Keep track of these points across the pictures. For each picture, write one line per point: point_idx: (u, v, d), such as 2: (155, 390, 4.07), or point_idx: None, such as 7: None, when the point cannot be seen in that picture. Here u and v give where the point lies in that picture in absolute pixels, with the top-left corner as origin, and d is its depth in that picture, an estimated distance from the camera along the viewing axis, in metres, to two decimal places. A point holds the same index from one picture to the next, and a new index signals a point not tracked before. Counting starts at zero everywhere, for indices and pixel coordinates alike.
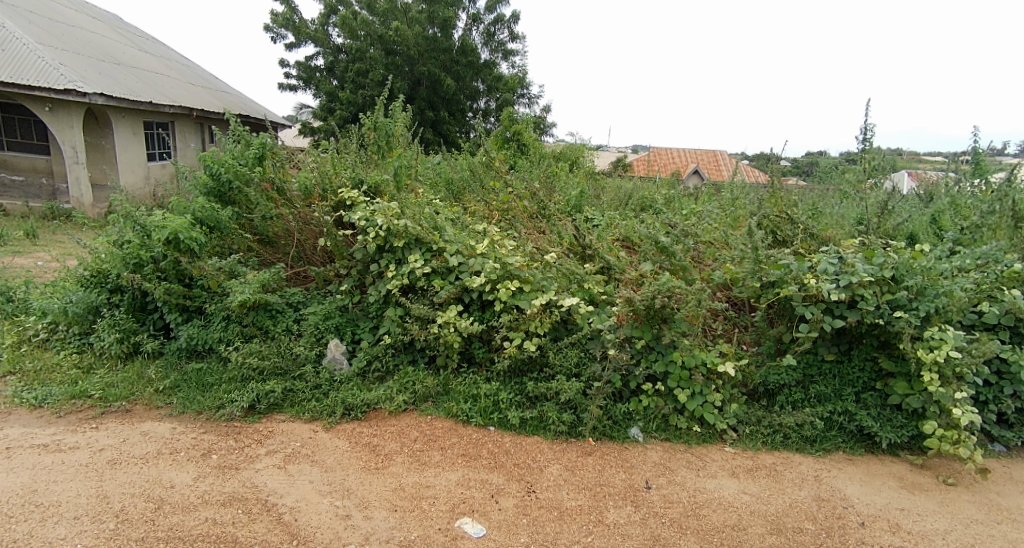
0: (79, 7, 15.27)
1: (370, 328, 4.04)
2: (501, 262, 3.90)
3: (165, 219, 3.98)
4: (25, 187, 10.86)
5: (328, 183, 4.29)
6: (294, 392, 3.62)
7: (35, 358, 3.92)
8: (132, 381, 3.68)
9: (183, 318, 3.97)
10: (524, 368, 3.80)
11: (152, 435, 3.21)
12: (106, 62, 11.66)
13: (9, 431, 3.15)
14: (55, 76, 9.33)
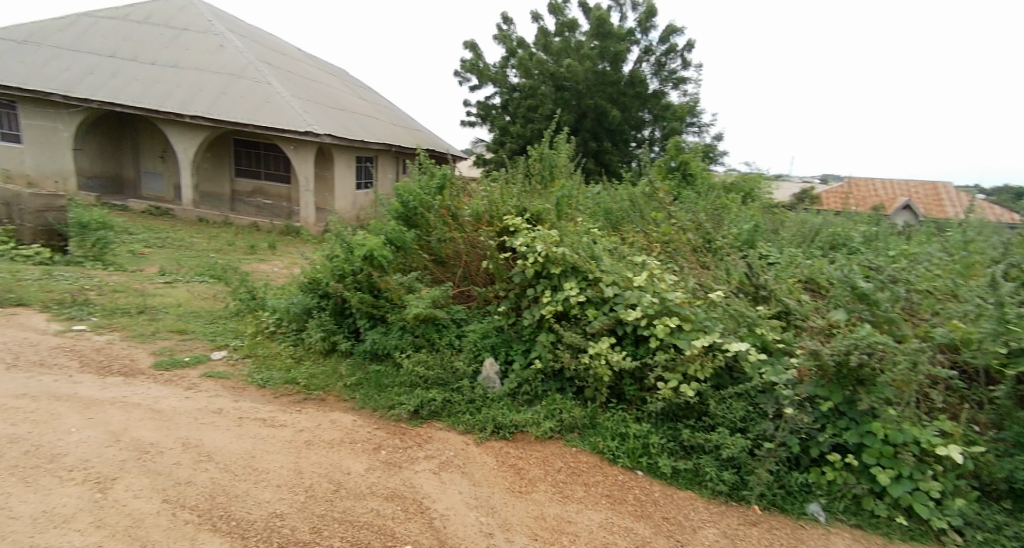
0: (315, 66, 18.59)
1: (523, 351, 4.14)
2: (660, 297, 3.73)
3: (365, 238, 4.67)
4: (273, 209, 13.68)
5: (495, 210, 4.55)
6: (452, 403, 3.88)
7: (265, 346, 4.81)
8: (328, 374, 4.33)
9: (369, 324, 4.56)
10: (678, 414, 3.55)
11: (338, 424, 3.71)
12: (336, 110, 14.22)
13: (244, 402, 3.88)
14: (301, 122, 11.68)
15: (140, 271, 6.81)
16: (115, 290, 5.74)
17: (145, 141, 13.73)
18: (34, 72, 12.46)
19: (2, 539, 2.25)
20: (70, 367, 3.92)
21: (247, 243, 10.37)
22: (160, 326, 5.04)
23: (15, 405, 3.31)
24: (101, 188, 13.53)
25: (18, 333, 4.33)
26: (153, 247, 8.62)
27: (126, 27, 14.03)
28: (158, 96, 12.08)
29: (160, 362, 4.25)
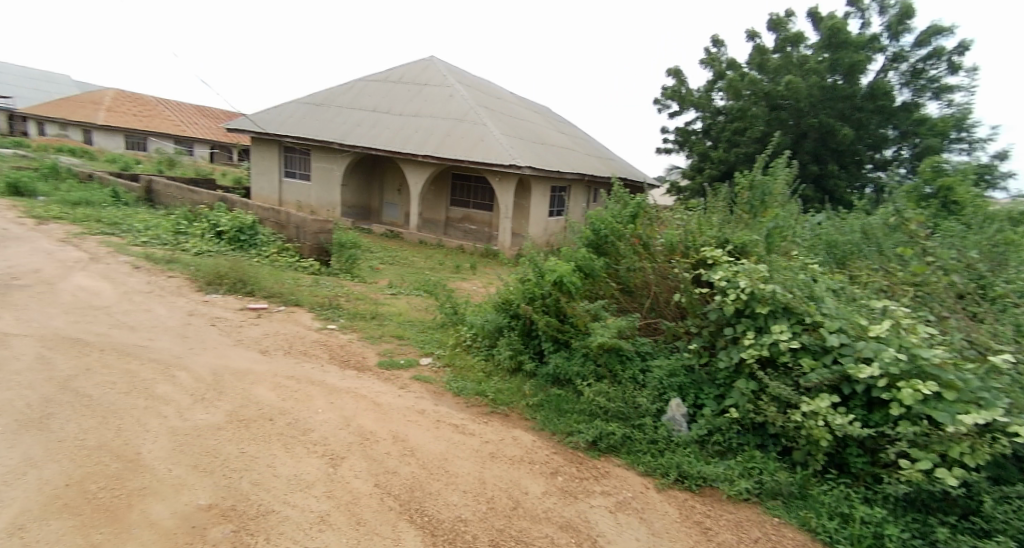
0: (518, 103, 19.32)
1: (715, 396, 3.75)
2: (909, 353, 3.01)
3: (556, 264, 4.78)
4: (476, 234, 14.51)
5: (691, 240, 4.21)
6: (631, 440, 3.68)
7: (462, 357, 4.94)
8: (513, 390, 4.40)
9: (553, 347, 4.57)
10: (929, 504, 2.80)
11: (520, 441, 3.74)
12: (537, 144, 14.80)
13: (441, 407, 4.03)
14: (508, 157, 12.36)
15: (374, 282, 7.32)
16: (357, 298, 6.10)
17: (388, 177, 15.47)
18: (311, 122, 15.11)
19: (265, 493, 2.67)
20: (322, 358, 4.27)
21: (454, 263, 11.05)
22: (385, 331, 5.34)
23: (288, 380, 3.74)
24: (355, 215, 15.27)
25: (291, 327, 4.80)
26: (386, 264, 9.69)
27: (380, 86, 16.36)
28: (402, 139, 13.62)
29: (383, 361, 4.58)
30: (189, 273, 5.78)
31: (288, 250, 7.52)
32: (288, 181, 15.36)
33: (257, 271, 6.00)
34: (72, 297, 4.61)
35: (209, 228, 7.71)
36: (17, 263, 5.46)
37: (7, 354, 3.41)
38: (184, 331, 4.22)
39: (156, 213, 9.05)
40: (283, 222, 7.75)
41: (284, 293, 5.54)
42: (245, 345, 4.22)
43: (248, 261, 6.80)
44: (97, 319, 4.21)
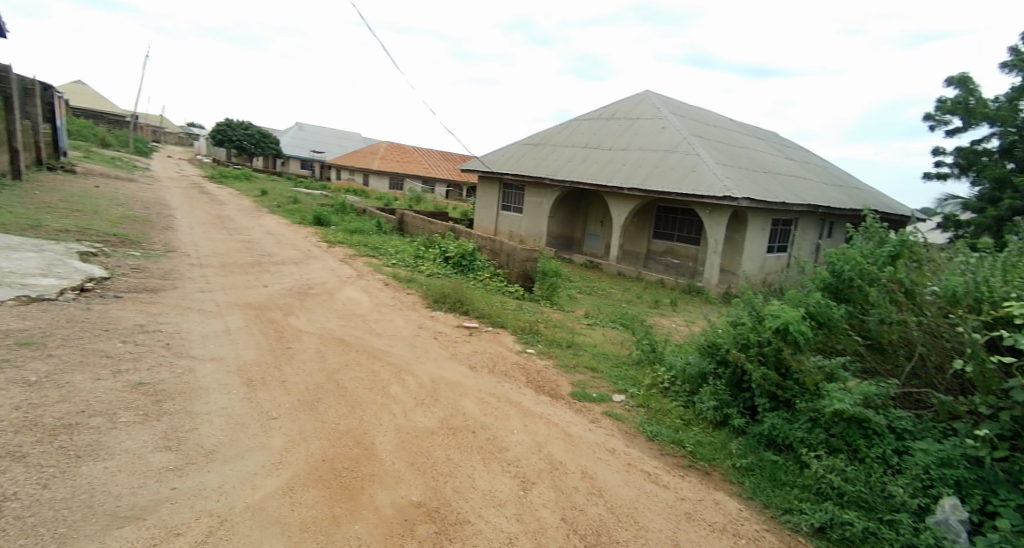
0: (747, 130, 16.98)
1: (1017, 505, 2.72)
2: None
3: (781, 309, 3.90)
4: (678, 268, 12.86)
5: (984, 291, 3.19)
6: (877, 538, 2.83)
7: (659, 400, 4.16)
8: (716, 447, 3.60)
9: (770, 406, 3.73)
10: None
11: (724, 508, 3.04)
12: (759, 173, 12.82)
13: (631, 448, 3.49)
14: (721, 188, 10.83)
15: (572, 311, 7.33)
16: (555, 326, 5.98)
17: (592, 209, 15.10)
18: (527, 163, 15.63)
19: (462, 502, 2.65)
20: (520, 380, 4.23)
21: (655, 298, 9.52)
22: (580, 361, 4.94)
23: (490, 396, 3.85)
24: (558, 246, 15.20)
25: (496, 347, 4.98)
26: (583, 293, 9.12)
27: (593, 124, 16.23)
28: (609, 174, 13.17)
29: (575, 392, 4.15)
30: (421, 291, 6.62)
31: (499, 275, 8.15)
32: (504, 215, 16.23)
33: (472, 293, 6.50)
34: (341, 305, 5.60)
35: (439, 254, 8.76)
36: (310, 274, 6.84)
37: (299, 346, 4.23)
38: (415, 341, 4.81)
39: (404, 241, 10.68)
40: (498, 250, 8.46)
41: (493, 314, 5.83)
42: (458, 359, 4.49)
43: (468, 284, 7.48)
44: (356, 325, 5.04)
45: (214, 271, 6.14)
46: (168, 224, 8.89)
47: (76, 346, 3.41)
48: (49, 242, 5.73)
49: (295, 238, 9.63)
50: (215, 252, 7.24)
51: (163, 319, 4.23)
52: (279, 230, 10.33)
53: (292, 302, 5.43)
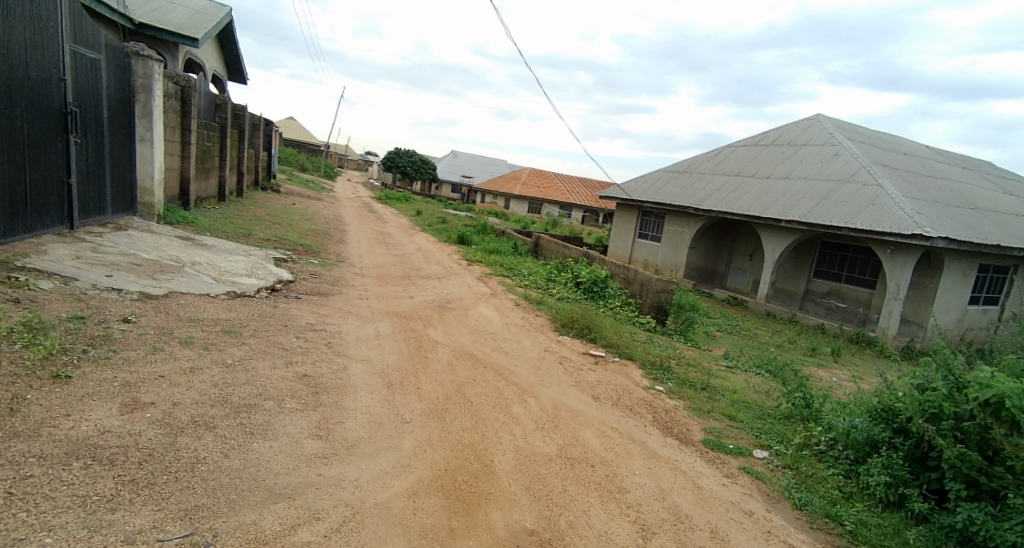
0: (949, 158, 14.29)
1: None
2: None
3: (992, 376, 3.11)
4: (846, 313, 11.31)
5: None
6: None
7: (811, 464, 3.62)
8: (885, 532, 2.98)
9: (967, 493, 3.00)
10: None
11: None
12: (963, 208, 10.67)
13: (772, 514, 3.05)
14: (909, 224, 9.21)
15: (709, 350, 6.77)
16: (688, 364, 5.54)
17: (742, 243, 14.10)
18: (679, 190, 14.81)
19: (575, 540, 2.51)
20: (646, 417, 4.00)
21: (809, 344, 8.34)
22: (716, 407, 4.48)
23: (612, 430, 3.69)
24: (698, 278, 14.51)
25: (622, 380, 4.77)
26: (724, 331, 8.38)
27: (757, 151, 14.91)
28: (764, 204, 12.04)
29: (708, 440, 3.78)
30: (550, 314, 6.70)
31: (630, 304, 7.90)
32: (640, 242, 15.96)
33: (601, 321, 6.38)
34: (475, 322, 5.88)
35: (571, 279, 8.78)
36: (451, 290, 7.29)
37: (435, 356, 4.53)
38: (539, 364, 4.83)
39: (538, 263, 10.89)
40: (631, 279, 8.25)
41: (621, 345, 5.65)
42: (581, 387, 4.40)
43: (597, 311, 7.34)
44: (486, 342, 5.23)
45: (371, 281, 6.86)
46: (341, 237, 10.20)
47: (262, 337, 4.06)
48: (254, 248, 6.95)
49: (441, 255, 10.37)
50: (373, 264, 8.10)
51: (327, 321, 4.84)
52: (428, 247, 11.23)
53: (432, 314, 5.84)
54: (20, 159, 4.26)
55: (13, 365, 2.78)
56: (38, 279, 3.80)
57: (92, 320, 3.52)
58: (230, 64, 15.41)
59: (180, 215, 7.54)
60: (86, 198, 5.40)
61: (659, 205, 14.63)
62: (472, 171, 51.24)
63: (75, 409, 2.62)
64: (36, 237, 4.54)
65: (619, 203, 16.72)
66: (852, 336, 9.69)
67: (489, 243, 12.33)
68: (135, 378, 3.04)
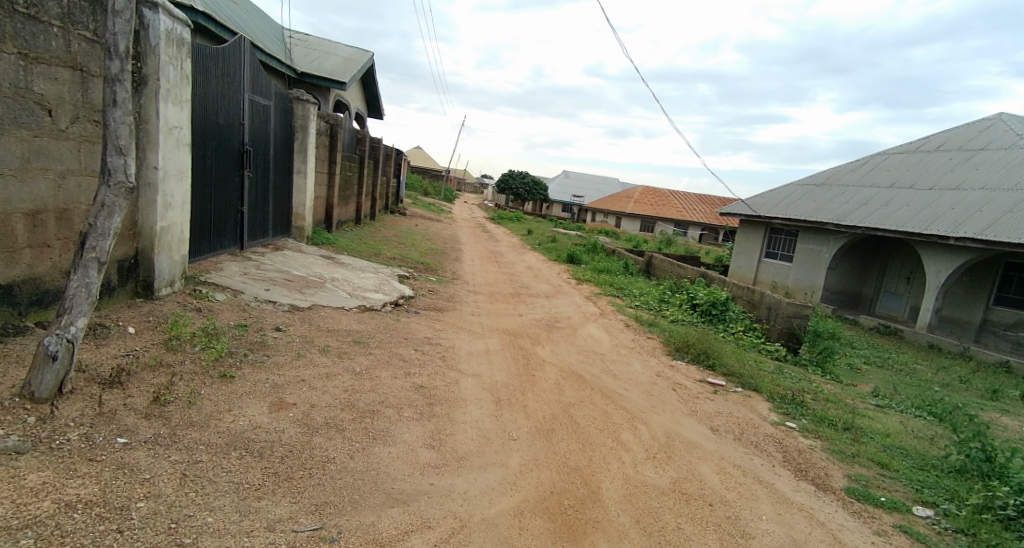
0: None
1: None
2: None
3: None
4: None
5: None
6: None
7: (993, 531, 2.94)
8: None
9: None
10: None
11: None
12: None
13: None
14: None
15: (854, 386, 5.94)
16: (827, 400, 4.89)
17: (896, 263, 12.31)
18: (820, 204, 13.36)
19: None
20: (775, 457, 3.59)
21: (987, 384, 6.96)
22: (863, 451, 3.90)
23: (733, 467, 3.38)
24: (838, 302, 13.13)
25: (746, 412, 4.35)
26: (871, 365, 7.32)
27: (918, 159, 13.04)
28: (925, 219, 10.42)
29: (852, 489, 3.29)
30: (663, 338, 6.38)
31: (756, 330, 7.24)
32: (768, 261, 14.68)
33: (721, 346, 5.93)
34: (583, 342, 5.78)
35: (687, 301, 8.30)
36: (561, 309, 7.28)
37: (542, 375, 4.52)
38: (651, 389, 4.59)
39: (651, 283, 10.49)
40: (757, 302, 7.59)
41: (744, 373, 5.19)
42: (698, 418, 4.10)
43: (716, 336, 6.84)
44: (596, 363, 5.11)
45: (483, 298, 7.09)
46: (458, 256, 10.71)
47: (386, 348, 4.37)
48: (383, 266, 7.57)
49: (551, 274, 10.41)
50: (486, 282, 8.37)
51: (442, 335, 5.08)
52: (539, 266, 11.34)
53: (541, 332, 5.86)
54: (208, 192, 5.10)
55: (193, 364, 3.30)
56: (214, 292, 4.50)
57: (252, 328, 4.06)
58: (371, 101, 17.14)
59: (324, 237, 8.47)
60: (254, 224, 6.29)
61: (792, 221, 13.33)
62: (585, 193, 51.46)
63: (235, 405, 3.03)
64: (216, 257, 5.38)
65: (744, 220, 15.53)
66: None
67: (600, 263, 12.11)
68: (282, 380, 3.44)
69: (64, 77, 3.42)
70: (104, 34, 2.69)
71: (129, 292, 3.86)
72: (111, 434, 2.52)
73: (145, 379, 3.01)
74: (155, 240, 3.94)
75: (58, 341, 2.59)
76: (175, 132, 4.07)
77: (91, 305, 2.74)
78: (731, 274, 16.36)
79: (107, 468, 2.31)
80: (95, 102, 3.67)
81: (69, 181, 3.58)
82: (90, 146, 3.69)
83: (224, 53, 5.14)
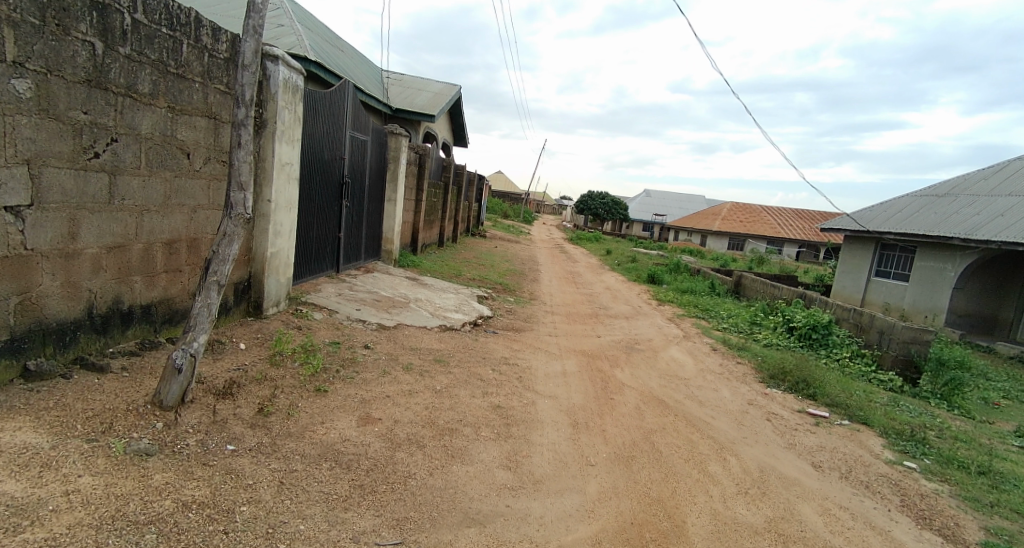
0: None
1: None
2: None
3: None
4: None
5: None
6: None
7: None
8: None
9: None
10: None
11: None
12: None
13: None
14: None
15: (990, 423, 5.16)
16: (955, 439, 4.28)
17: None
18: (944, 217, 11.94)
19: None
20: (892, 500, 3.18)
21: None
22: (1005, 500, 3.35)
23: (840, 509, 3.03)
24: (966, 326, 11.62)
25: (854, 448, 3.91)
26: (1012, 400, 6.33)
27: None
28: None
29: (992, 544, 2.81)
30: (755, 363, 5.95)
31: (865, 357, 6.55)
32: (879, 280, 13.31)
33: (824, 374, 5.41)
34: (665, 365, 5.53)
35: (782, 323, 7.71)
36: (641, 330, 7.03)
37: (621, 398, 4.36)
38: (742, 418, 4.28)
39: (741, 305, 9.87)
40: (866, 326, 6.89)
41: (851, 405, 4.69)
42: (797, 452, 3.75)
43: (817, 362, 6.25)
44: (679, 388, 4.86)
45: (561, 319, 7.03)
46: (536, 276, 10.74)
47: (465, 368, 4.44)
48: (464, 287, 7.78)
49: (631, 294, 10.13)
50: (564, 303, 8.31)
51: (519, 356, 5.08)
52: (619, 286, 11.10)
53: (620, 355, 5.69)
54: (311, 220, 5.54)
55: (292, 378, 3.55)
56: (313, 311, 4.85)
57: (343, 345, 4.31)
58: (457, 131, 17.88)
59: (410, 260, 8.86)
60: (350, 248, 6.73)
61: (908, 236, 11.99)
62: (672, 213, 49.97)
63: (326, 418, 3.21)
64: (315, 279, 5.80)
65: (849, 235, 14.22)
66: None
67: (684, 283, 11.61)
68: (369, 396, 3.60)
69: (201, 124, 3.91)
70: (235, 85, 3.05)
71: (242, 311, 4.26)
72: (222, 442, 2.76)
73: (252, 391, 3.27)
74: (266, 264, 4.34)
75: (184, 355, 2.90)
76: (287, 168, 4.49)
77: (212, 323, 3.04)
78: (834, 294, 15.00)
79: (218, 473, 2.52)
80: (223, 144, 4.16)
81: (199, 214, 4.05)
82: (217, 182, 4.16)
83: (331, 95, 5.62)
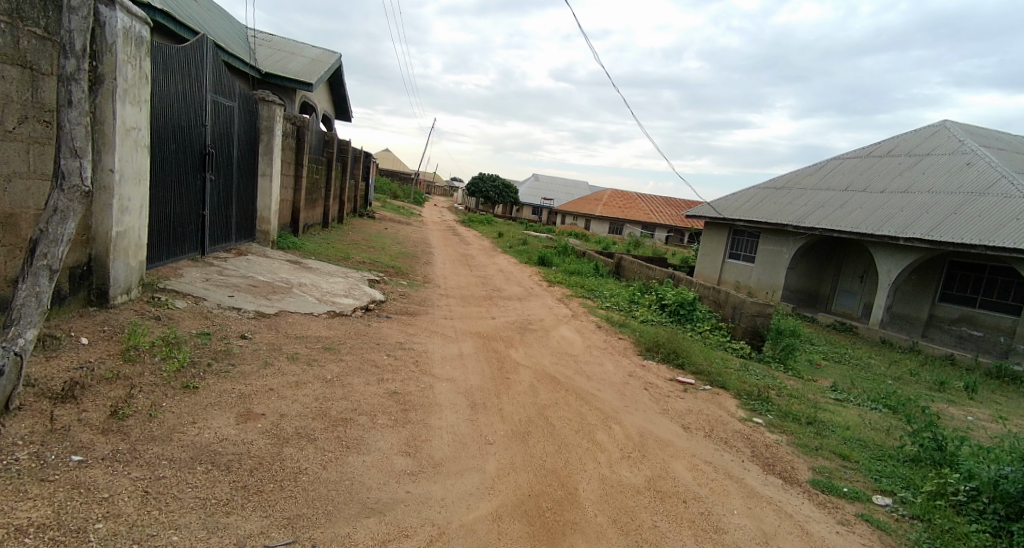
0: None
1: None
2: None
3: None
4: (981, 342, 10.02)
5: None
6: None
7: (947, 516, 3.10)
8: None
9: None
10: None
11: None
12: None
13: None
14: None
15: (815, 381, 6.19)
16: (790, 396, 5.08)
17: (850, 262, 12.85)
18: (779, 207, 13.82)
19: None
20: (743, 452, 3.71)
21: (935, 376, 7.31)
22: (825, 444, 4.06)
23: (705, 463, 3.47)
24: (797, 301, 13.62)
25: (715, 410, 4.48)
26: (830, 361, 7.62)
27: (869, 164, 13.68)
28: (877, 220, 10.94)
29: (817, 480, 3.42)
30: (633, 338, 6.50)
31: (722, 329, 7.42)
32: (731, 261, 15.14)
33: (690, 345, 6.08)
34: (556, 343, 5.83)
35: (656, 302, 8.48)
36: (532, 311, 7.30)
37: (517, 377, 4.53)
38: (624, 389, 4.66)
39: (620, 285, 10.68)
40: (722, 302, 7.80)
41: (712, 372, 5.34)
42: (669, 416, 4.19)
43: (684, 335, 7.00)
44: (568, 364, 5.15)
45: (455, 302, 7.06)
46: (428, 259, 10.60)
47: (357, 354, 4.30)
48: (352, 270, 7.46)
49: (522, 276, 10.43)
50: (458, 285, 8.33)
51: (414, 340, 5.03)
52: (510, 268, 11.34)
53: (514, 335, 5.86)
54: (167, 195, 4.91)
55: (153, 376, 3.17)
56: (173, 299, 4.33)
57: (215, 336, 3.93)
58: (338, 104, 16.87)
59: (290, 241, 8.27)
60: (216, 228, 6.09)
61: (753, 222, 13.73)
62: (556, 197, 51.96)
63: (200, 417, 2.93)
64: (174, 263, 5.17)
65: (708, 221, 15.95)
66: (989, 369, 8.38)
67: (570, 265, 12.23)
68: (249, 390, 3.34)
69: (12, 75, 3.24)
70: (59, 31, 2.63)
71: (82, 300, 3.66)
72: (65, 452, 2.40)
73: (101, 392, 2.87)
74: (110, 244, 3.77)
75: (5, 353, 2.42)
76: (133, 134, 3.91)
77: (41, 315, 2.60)
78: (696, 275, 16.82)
79: (61, 489, 2.19)
80: (47, 102, 3.50)
81: (15, 184, 3.38)
82: (40, 146, 3.51)
83: (186, 54, 4.98)
